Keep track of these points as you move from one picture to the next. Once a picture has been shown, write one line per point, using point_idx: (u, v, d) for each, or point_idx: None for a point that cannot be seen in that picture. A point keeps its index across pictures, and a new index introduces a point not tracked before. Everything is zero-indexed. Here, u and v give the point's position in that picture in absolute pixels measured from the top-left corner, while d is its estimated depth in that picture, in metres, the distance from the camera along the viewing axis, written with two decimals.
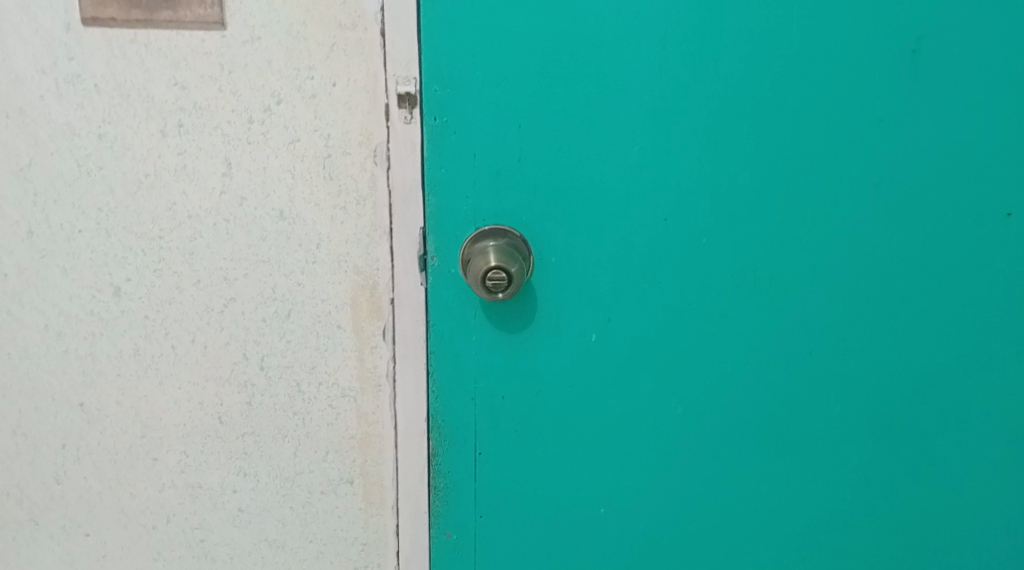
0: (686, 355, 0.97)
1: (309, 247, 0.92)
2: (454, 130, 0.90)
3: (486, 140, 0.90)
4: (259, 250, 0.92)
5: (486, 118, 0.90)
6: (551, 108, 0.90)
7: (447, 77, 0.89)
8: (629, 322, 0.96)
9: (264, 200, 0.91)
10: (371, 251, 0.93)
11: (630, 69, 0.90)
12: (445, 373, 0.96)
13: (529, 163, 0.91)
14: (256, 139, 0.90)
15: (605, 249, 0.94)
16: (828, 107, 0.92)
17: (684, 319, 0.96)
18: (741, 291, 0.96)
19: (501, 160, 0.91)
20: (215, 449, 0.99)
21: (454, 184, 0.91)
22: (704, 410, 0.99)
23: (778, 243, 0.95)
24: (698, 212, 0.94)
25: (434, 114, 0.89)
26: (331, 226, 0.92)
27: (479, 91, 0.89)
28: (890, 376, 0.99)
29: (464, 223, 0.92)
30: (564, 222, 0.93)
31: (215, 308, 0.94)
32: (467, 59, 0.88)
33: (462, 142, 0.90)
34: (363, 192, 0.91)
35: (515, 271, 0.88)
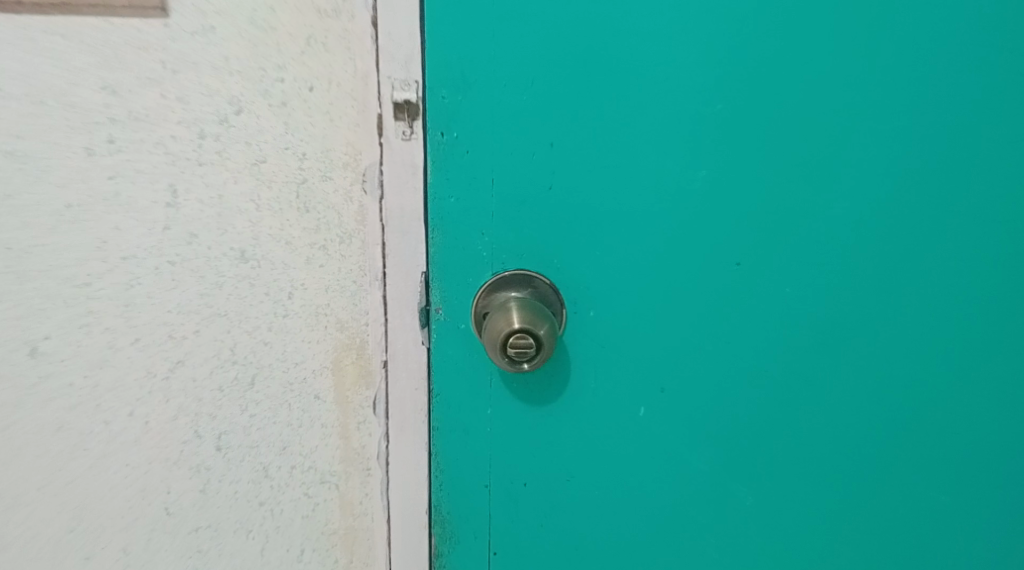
0: (756, 432, 0.77)
1: (278, 296, 0.72)
2: (466, 148, 0.70)
3: (507, 162, 0.70)
4: (214, 301, 0.72)
5: (508, 133, 0.70)
6: (591, 120, 0.70)
7: (458, 81, 0.69)
8: (683, 390, 0.76)
9: (220, 236, 0.71)
10: (359, 302, 0.73)
11: (692, 72, 0.70)
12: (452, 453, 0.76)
13: (561, 191, 0.71)
14: (209, 159, 0.69)
15: (655, 301, 0.74)
16: (941, 123, 0.72)
17: (756, 389, 0.76)
18: (826, 353, 0.76)
19: (525, 187, 0.71)
20: (162, 546, 0.78)
21: (465, 217, 0.71)
22: (776, 498, 0.79)
23: (873, 293, 0.75)
24: (775, 255, 0.74)
25: (441, 127, 0.70)
26: (307, 270, 0.72)
27: (499, 98, 0.69)
28: (1005, 456, 0.80)
29: (478, 267, 0.72)
30: (604, 266, 0.73)
31: (159, 374, 0.74)
32: (483, 57, 0.69)
33: (476, 164, 0.70)
34: (348, 226, 0.71)
35: (546, 333, 0.68)
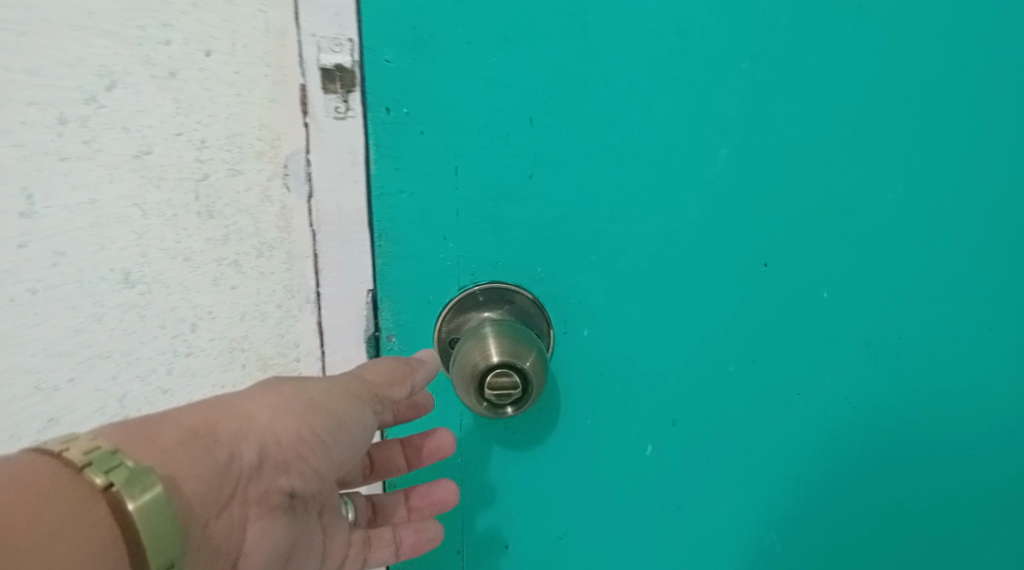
0: (789, 470, 0.63)
1: (179, 330, 0.55)
2: (421, 128, 0.53)
3: (475, 144, 0.54)
4: (93, 340, 0.54)
5: (474, 107, 0.54)
6: (582, 89, 0.54)
7: (407, 41, 0.52)
8: (702, 424, 0.62)
9: (95, 255, 0.53)
10: (287, 331, 0.56)
11: (711, 25, 0.54)
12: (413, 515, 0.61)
13: (546, 181, 0.55)
14: (74, 151, 0.51)
15: (667, 316, 0.59)
16: (1021, 81, 0.58)
17: (790, 417, 0.62)
18: (876, 372, 0.62)
19: (500, 177, 0.55)
20: None
21: (422, 218, 0.55)
22: (815, 550, 0.64)
23: (931, 296, 0.61)
24: (816, 253, 0.59)
25: (387, 101, 0.53)
26: (216, 293, 0.55)
27: (461, 62, 0.53)
28: None
29: (442, 280, 0.56)
30: (601, 275, 0.58)
31: (21, 441, 0.54)
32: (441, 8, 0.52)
33: (435, 149, 0.54)
34: (267, 234, 0.54)
35: (537, 360, 0.52)
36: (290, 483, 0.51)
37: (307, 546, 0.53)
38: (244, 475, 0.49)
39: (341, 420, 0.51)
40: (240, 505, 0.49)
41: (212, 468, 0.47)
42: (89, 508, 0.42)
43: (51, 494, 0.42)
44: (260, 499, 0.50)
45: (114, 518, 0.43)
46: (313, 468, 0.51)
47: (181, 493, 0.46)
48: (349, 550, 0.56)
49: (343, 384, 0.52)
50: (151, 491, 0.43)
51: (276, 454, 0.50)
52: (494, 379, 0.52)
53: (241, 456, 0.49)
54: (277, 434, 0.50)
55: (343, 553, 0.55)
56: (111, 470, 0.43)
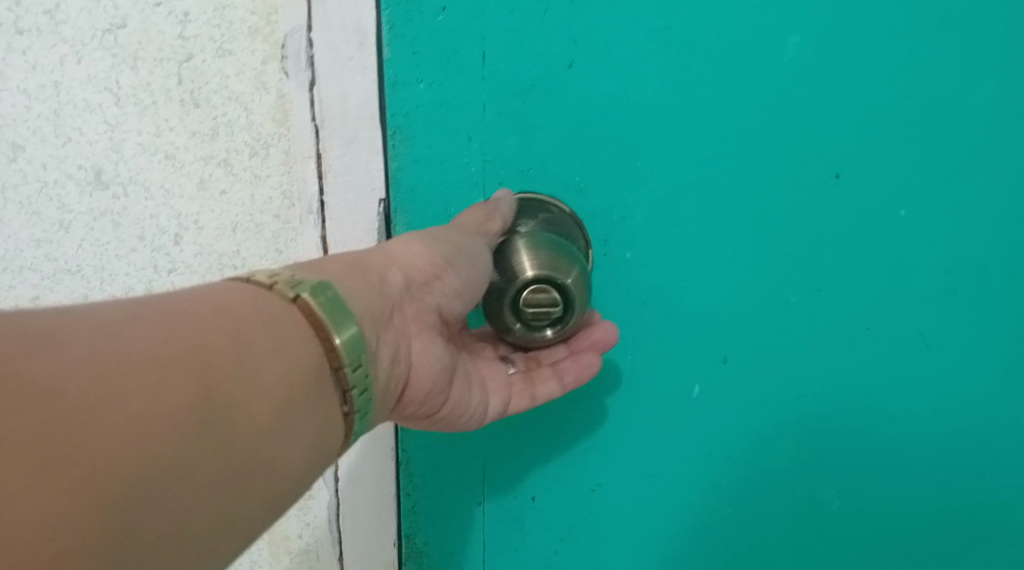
0: (859, 428, 0.53)
1: (158, 241, 0.48)
2: (443, 4, 0.45)
3: (506, 22, 0.46)
4: (56, 251, 0.49)
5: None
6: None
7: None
8: (756, 367, 0.52)
9: (56, 149, 0.47)
10: (284, 247, 0.48)
11: None
12: (427, 463, 0.55)
13: (587, 72, 0.47)
14: (31, 25, 0.45)
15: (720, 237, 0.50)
16: None
17: (860, 363, 0.52)
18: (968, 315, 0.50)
19: (535, 66, 0.47)
20: None
21: (442, 114, 0.47)
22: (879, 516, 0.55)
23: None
24: (906, 171, 0.48)
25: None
26: (201, 199, 0.48)
27: None
28: None
29: (466, 192, 0.48)
30: (647, 187, 0.49)
31: None
32: None
33: (460, 27, 0.46)
34: (261, 128, 0.46)
35: (581, 273, 0.45)
36: (448, 308, 0.46)
37: (464, 377, 0.48)
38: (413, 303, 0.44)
39: (465, 249, 0.45)
40: (410, 331, 0.44)
41: (379, 292, 0.42)
42: (282, 317, 0.38)
43: (240, 308, 0.38)
44: (423, 324, 0.45)
45: (304, 327, 0.39)
46: (456, 288, 0.45)
47: (357, 313, 0.41)
48: (510, 391, 0.50)
49: (448, 230, 0.45)
50: (337, 302, 0.40)
51: (427, 281, 0.44)
52: (531, 299, 0.45)
53: (401, 280, 0.43)
54: (418, 257, 0.44)
55: (503, 392, 0.49)
56: (297, 286, 0.39)
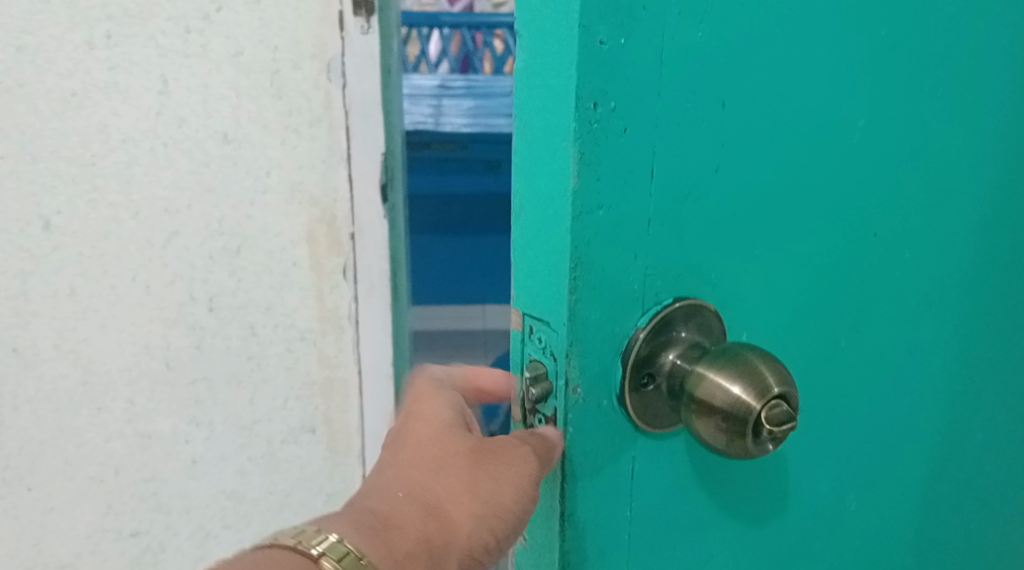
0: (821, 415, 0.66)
1: (257, 174, 0.83)
2: (622, 126, 0.53)
3: (648, 139, 0.54)
4: (202, 178, 0.83)
5: (657, 112, 0.54)
6: (707, 73, 0.55)
7: (618, 16, 0.52)
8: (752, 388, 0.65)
9: (206, 120, 0.82)
10: (329, 178, 0.84)
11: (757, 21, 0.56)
12: (403, 327, 0.94)
13: (727, 175, 0.57)
14: (194, 52, 0.80)
15: (713, 271, 0.58)
16: (987, 67, 0.66)
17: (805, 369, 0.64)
18: (867, 341, 0.66)
19: (657, 192, 0.55)
20: (164, 396, 0.90)
21: (614, 238, 0.55)
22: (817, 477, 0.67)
23: (911, 284, 0.67)
24: (854, 228, 0.63)
25: (594, 96, 0.52)
26: (282, 150, 0.83)
27: (614, 77, 0.52)
28: (994, 407, 0.74)
29: (628, 305, 0.56)
30: (687, 247, 0.57)
31: (157, 244, 0.85)
32: (633, 48, 0.52)
33: (626, 154, 0.54)
34: (317, 111, 0.82)
35: (717, 438, 0.55)
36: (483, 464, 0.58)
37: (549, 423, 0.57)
38: (773, 408, 0.55)
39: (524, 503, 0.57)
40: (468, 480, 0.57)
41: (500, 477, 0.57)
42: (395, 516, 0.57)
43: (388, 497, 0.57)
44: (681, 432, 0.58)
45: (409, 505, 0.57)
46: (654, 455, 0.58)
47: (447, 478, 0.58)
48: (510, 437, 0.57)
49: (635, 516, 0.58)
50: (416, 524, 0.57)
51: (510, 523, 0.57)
52: (704, 406, 0.55)
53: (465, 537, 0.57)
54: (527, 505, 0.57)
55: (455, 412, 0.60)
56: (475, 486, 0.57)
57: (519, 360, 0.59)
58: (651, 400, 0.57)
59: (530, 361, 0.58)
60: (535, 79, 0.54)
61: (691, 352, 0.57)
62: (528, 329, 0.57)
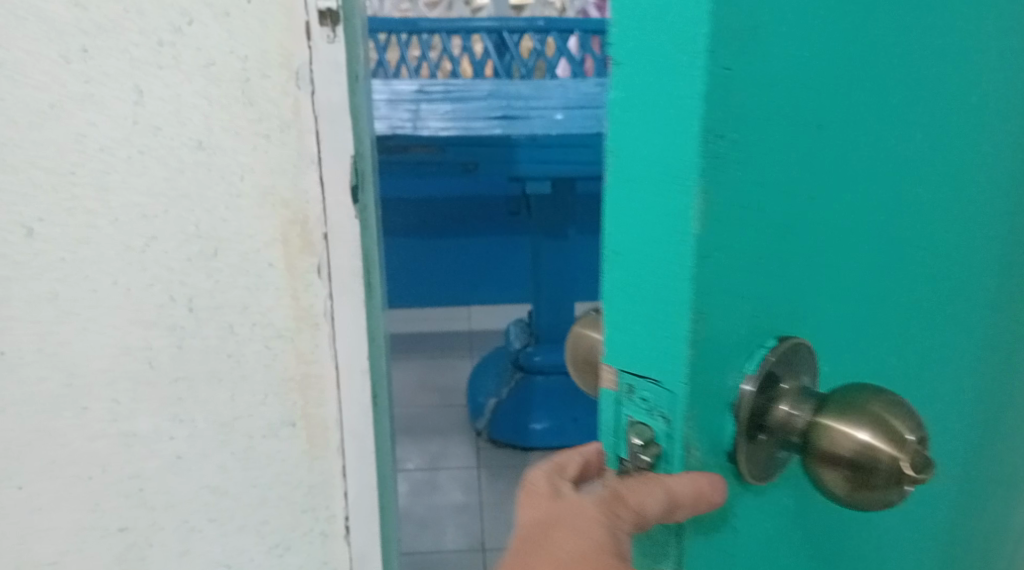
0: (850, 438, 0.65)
1: (231, 179, 0.87)
2: (739, 161, 0.50)
3: (752, 171, 0.51)
4: (177, 184, 0.87)
5: (764, 153, 0.51)
6: (803, 101, 0.52)
7: (738, 42, 0.48)
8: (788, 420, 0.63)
9: (180, 128, 0.85)
10: (299, 181, 0.88)
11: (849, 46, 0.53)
12: (377, 322, 0.97)
13: (818, 208, 0.55)
14: (166, 63, 0.83)
15: (801, 306, 0.56)
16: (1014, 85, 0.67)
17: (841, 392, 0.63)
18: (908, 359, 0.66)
19: (764, 229, 0.52)
20: (146, 395, 0.94)
21: (723, 282, 0.51)
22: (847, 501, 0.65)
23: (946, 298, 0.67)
24: (912, 251, 0.63)
25: (717, 128, 0.48)
26: (254, 155, 0.86)
27: (728, 107, 0.48)
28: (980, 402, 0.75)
29: (735, 350, 0.53)
30: (784, 284, 0.55)
31: (135, 248, 0.88)
32: (755, 81, 0.49)
33: (738, 191, 0.50)
34: (286, 118, 0.86)
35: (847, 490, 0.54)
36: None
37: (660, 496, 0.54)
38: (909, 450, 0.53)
39: None
40: None
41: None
42: None
43: None
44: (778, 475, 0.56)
45: None
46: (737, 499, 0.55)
47: None
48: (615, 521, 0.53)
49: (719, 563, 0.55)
50: None
51: None
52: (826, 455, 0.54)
53: None
54: None
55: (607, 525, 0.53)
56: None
57: (616, 425, 0.54)
58: (764, 451, 0.55)
59: (632, 424, 0.53)
60: (638, 111, 0.49)
61: (802, 400, 0.55)
62: (629, 391, 0.53)
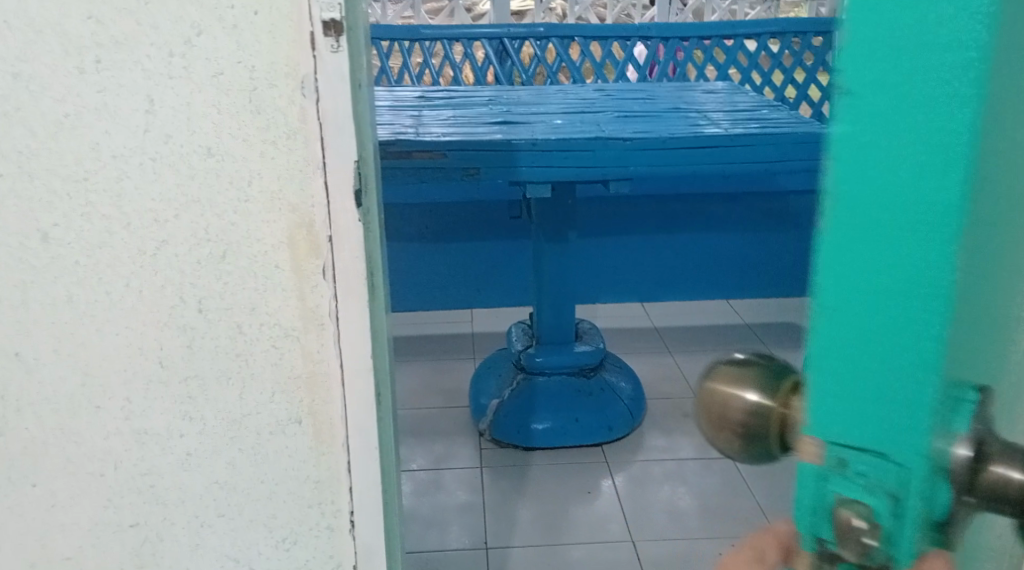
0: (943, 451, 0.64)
1: (240, 185, 0.90)
2: (985, 208, 0.43)
3: (987, 219, 0.45)
4: (189, 190, 0.90)
5: (997, 158, 0.43)
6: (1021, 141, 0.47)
7: (1007, 75, 0.40)
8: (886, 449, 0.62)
9: (190, 136, 0.88)
10: (306, 187, 0.91)
11: None
12: (381, 321, 1.00)
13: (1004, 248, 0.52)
14: (178, 73, 0.86)
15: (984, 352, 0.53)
16: None
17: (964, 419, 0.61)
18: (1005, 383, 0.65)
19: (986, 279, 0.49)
20: (159, 394, 0.97)
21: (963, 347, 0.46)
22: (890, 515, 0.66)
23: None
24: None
25: (983, 175, 0.40)
26: (262, 162, 0.90)
27: (988, 146, 0.40)
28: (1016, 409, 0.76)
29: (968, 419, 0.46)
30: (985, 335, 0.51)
31: (148, 252, 0.92)
32: (1006, 117, 0.43)
33: (981, 243, 0.45)
34: (292, 125, 0.89)
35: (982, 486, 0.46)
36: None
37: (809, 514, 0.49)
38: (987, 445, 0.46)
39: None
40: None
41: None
42: None
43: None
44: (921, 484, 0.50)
45: None
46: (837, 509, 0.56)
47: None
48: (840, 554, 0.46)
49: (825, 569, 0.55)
50: None
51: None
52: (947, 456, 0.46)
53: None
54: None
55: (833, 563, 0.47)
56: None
57: (812, 504, 0.48)
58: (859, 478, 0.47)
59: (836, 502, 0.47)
60: (874, 98, 0.39)
61: None
62: (837, 463, 0.46)
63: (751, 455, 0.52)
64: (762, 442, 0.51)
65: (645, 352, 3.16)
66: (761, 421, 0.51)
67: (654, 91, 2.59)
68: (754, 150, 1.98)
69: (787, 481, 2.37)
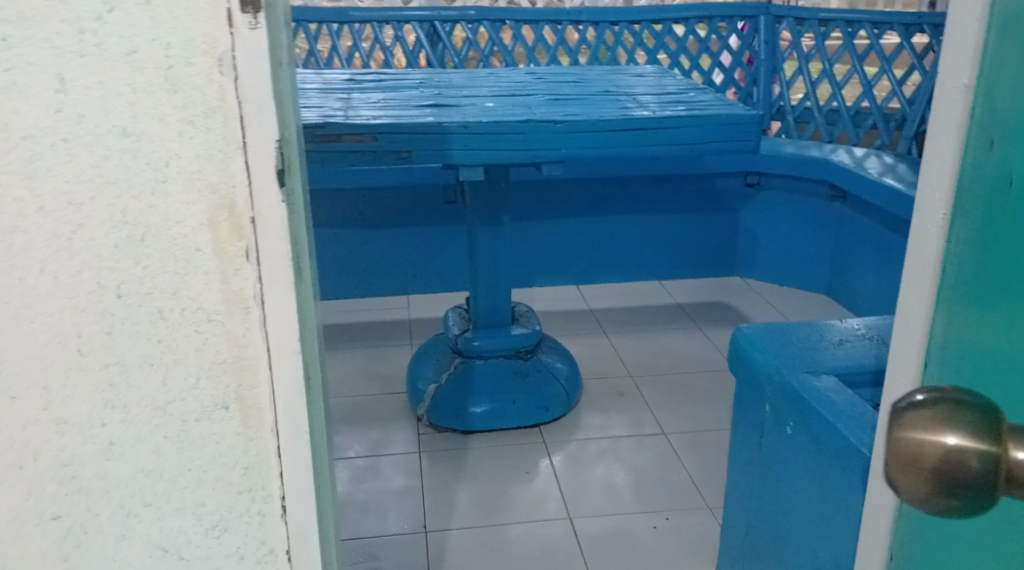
0: None
1: (157, 165, 0.88)
2: None
3: None
4: (103, 171, 0.88)
5: None
6: None
7: None
8: None
9: (104, 116, 0.86)
10: (225, 167, 0.89)
11: None
12: (308, 305, 0.99)
13: None
14: (89, 51, 0.84)
15: None
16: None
17: None
18: None
19: None
20: (79, 382, 0.95)
21: None
22: None
23: None
24: None
25: None
26: (180, 141, 0.88)
27: None
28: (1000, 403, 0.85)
29: None
30: None
31: (63, 235, 0.89)
32: None
33: None
34: (211, 104, 0.87)
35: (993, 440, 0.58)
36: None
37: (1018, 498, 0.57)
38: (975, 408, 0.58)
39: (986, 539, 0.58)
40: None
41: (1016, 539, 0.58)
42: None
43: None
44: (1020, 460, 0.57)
45: None
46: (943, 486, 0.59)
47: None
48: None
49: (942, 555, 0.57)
50: None
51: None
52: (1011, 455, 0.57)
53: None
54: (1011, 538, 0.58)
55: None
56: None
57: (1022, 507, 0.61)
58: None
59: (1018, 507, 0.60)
60: None
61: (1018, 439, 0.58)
62: None
63: (940, 506, 0.57)
64: (967, 492, 0.57)
65: (581, 334, 3.18)
66: (966, 469, 0.56)
67: (584, 75, 2.61)
68: (682, 131, 2.00)
69: (720, 456, 2.41)
